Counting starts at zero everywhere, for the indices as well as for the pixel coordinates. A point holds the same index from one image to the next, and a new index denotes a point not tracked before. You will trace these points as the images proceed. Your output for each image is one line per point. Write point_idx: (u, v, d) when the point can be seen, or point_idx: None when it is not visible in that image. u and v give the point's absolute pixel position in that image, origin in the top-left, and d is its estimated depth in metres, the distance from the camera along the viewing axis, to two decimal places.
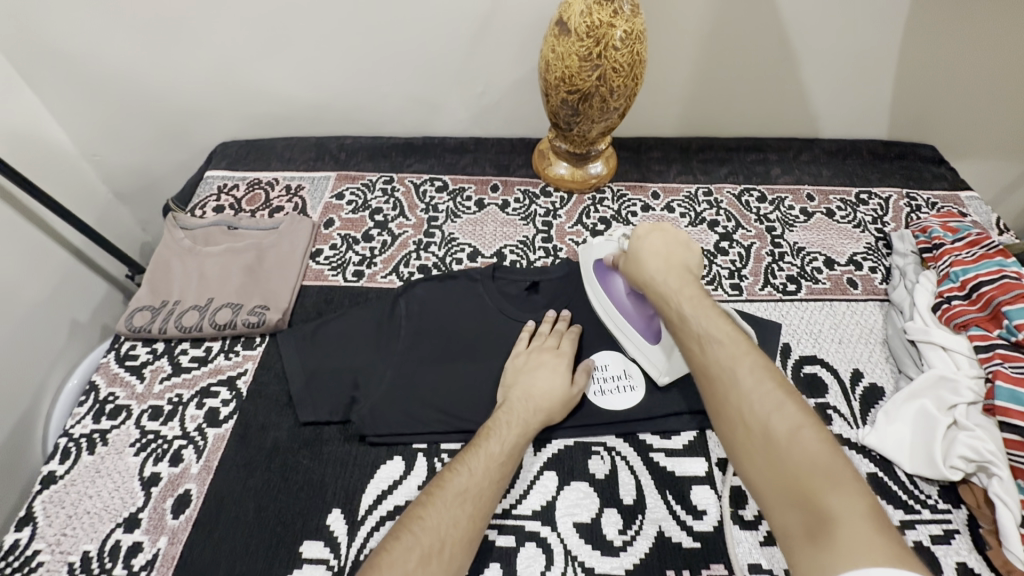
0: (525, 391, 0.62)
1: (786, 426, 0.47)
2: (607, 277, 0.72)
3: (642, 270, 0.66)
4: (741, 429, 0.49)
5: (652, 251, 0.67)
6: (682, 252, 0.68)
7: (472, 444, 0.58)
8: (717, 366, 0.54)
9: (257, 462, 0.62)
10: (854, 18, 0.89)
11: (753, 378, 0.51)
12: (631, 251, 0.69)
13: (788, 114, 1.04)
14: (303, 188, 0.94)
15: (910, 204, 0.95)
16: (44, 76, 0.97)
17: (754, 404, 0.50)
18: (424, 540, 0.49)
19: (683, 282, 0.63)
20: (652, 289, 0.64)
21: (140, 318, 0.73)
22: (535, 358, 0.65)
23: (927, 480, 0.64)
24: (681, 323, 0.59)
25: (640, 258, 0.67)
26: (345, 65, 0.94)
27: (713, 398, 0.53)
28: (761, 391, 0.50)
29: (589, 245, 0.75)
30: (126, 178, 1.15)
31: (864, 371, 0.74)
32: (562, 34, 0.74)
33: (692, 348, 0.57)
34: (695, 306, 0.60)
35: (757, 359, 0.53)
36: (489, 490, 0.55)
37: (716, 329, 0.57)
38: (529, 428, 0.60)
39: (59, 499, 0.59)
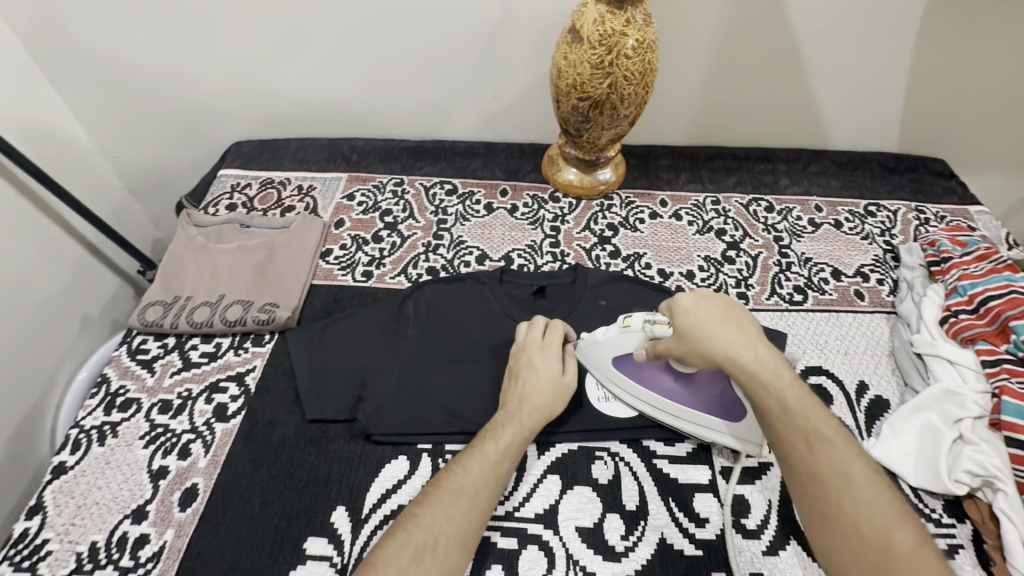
0: (520, 393, 0.62)
1: (911, 543, 0.45)
2: (645, 375, 0.64)
3: (717, 343, 0.56)
4: (857, 540, 0.46)
5: (714, 322, 0.57)
6: (742, 317, 0.58)
7: (471, 444, 0.58)
8: (828, 465, 0.49)
9: (264, 458, 0.62)
10: (866, 31, 0.90)
11: (868, 487, 0.48)
12: (681, 325, 0.58)
13: (798, 125, 1.04)
14: (314, 188, 0.95)
15: (919, 217, 0.95)
16: (65, 72, 0.99)
17: (874, 514, 0.47)
18: (417, 537, 0.50)
19: (772, 359, 0.56)
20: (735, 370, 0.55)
21: (152, 312, 0.74)
22: (529, 357, 0.64)
23: (932, 494, 0.64)
24: (784, 412, 0.53)
25: (711, 328, 0.56)
26: (359, 68, 0.95)
27: (822, 500, 0.49)
28: (878, 499, 0.47)
29: (597, 342, 0.65)
30: (141, 174, 1.17)
31: (870, 384, 0.73)
32: (574, 42, 0.75)
33: (797, 443, 0.51)
34: (797, 393, 0.53)
35: (867, 464, 0.50)
36: (486, 489, 0.55)
37: (822, 421, 0.52)
38: (525, 428, 0.60)
39: (69, 489, 0.60)
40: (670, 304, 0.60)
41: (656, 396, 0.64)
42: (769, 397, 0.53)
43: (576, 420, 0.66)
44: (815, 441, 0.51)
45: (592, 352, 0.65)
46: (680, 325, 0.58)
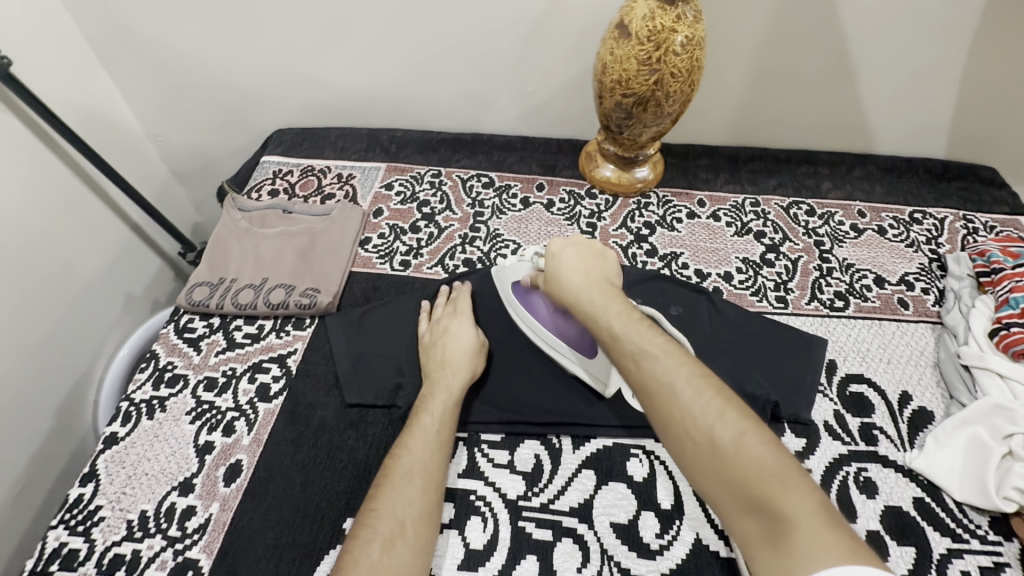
0: (439, 357, 0.66)
1: (731, 433, 0.44)
2: (529, 300, 0.71)
3: (563, 286, 0.62)
4: (689, 443, 0.46)
5: (569, 265, 0.63)
6: (597, 263, 0.64)
7: (407, 428, 0.60)
8: (655, 382, 0.50)
9: (304, 438, 0.64)
10: (919, 33, 0.87)
11: (694, 391, 0.48)
12: (549, 268, 0.65)
13: (842, 128, 1.02)
14: (354, 177, 0.96)
15: (968, 226, 0.92)
16: (119, 58, 1.02)
17: (696, 416, 0.46)
18: (381, 528, 0.50)
19: (607, 296, 0.59)
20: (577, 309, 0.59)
21: (199, 293, 0.76)
22: (446, 324, 0.69)
23: (978, 510, 0.62)
24: (613, 341, 0.55)
25: (560, 273, 0.63)
26: (401, 59, 0.96)
27: (659, 417, 0.49)
28: (703, 400, 0.47)
29: (504, 268, 0.75)
30: (185, 158, 1.20)
31: (913, 395, 0.72)
32: (621, 37, 0.75)
33: (630, 368, 0.52)
34: (624, 319, 0.55)
35: (694, 370, 0.49)
36: (433, 461, 0.57)
37: (647, 340, 0.53)
38: (453, 392, 0.63)
39: (119, 459, 0.62)
40: (545, 246, 0.66)
41: (532, 319, 0.70)
42: (603, 332, 0.56)
43: (609, 413, 0.66)
44: (642, 360, 0.52)
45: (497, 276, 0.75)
46: (548, 266, 0.65)
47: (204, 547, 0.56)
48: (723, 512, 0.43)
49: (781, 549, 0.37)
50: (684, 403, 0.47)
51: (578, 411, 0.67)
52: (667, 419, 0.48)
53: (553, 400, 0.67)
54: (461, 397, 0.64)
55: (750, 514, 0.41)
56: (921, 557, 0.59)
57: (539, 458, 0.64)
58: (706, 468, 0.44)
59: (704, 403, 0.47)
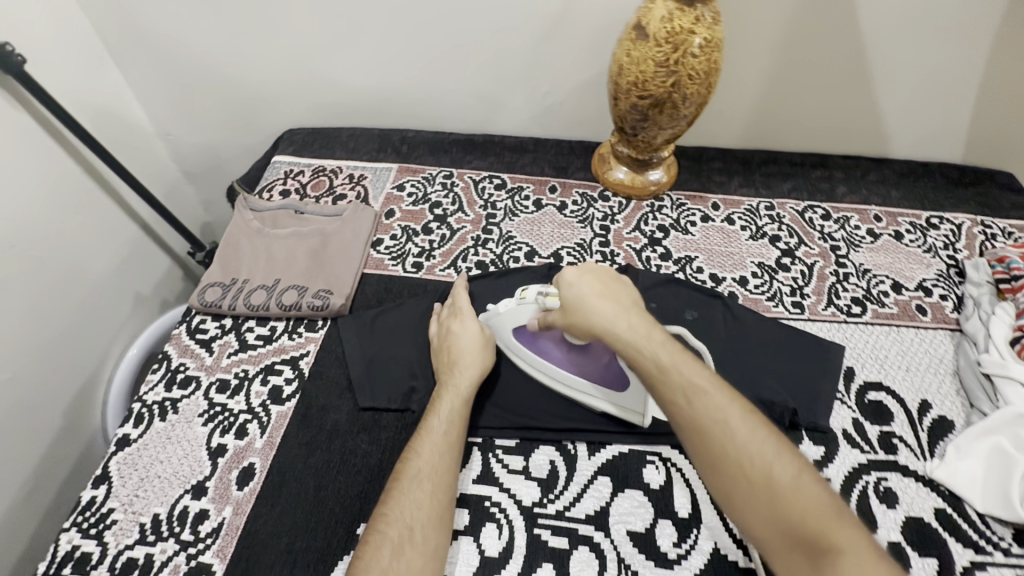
0: (447, 359, 0.65)
1: (790, 476, 0.45)
2: (538, 345, 0.67)
3: (594, 316, 0.57)
4: (739, 479, 0.46)
5: (593, 295, 0.58)
6: (620, 288, 0.59)
7: (416, 432, 0.59)
8: (708, 418, 0.48)
9: (318, 442, 0.63)
10: (938, 37, 0.86)
11: (747, 430, 0.48)
12: (569, 299, 0.59)
13: (857, 131, 1.01)
14: (365, 178, 0.96)
15: (985, 232, 0.91)
16: (131, 57, 1.02)
17: (753, 456, 0.46)
18: (391, 533, 0.50)
19: (645, 323, 0.56)
20: (613, 341, 0.55)
21: (211, 293, 0.75)
22: (449, 324, 0.68)
23: (1001, 522, 0.61)
24: (660, 373, 0.52)
25: (587, 302, 0.58)
26: (414, 60, 0.95)
27: (709, 453, 0.48)
28: (756, 439, 0.47)
29: (499, 314, 0.69)
30: (195, 158, 1.19)
31: (932, 403, 0.71)
32: (638, 39, 0.74)
33: (676, 400, 0.50)
34: (670, 350, 0.53)
35: (742, 407, 0.49)
36: (442, 465, 0.56)
37: (696, 374, 0.51)
38: (462, 394, 0.62)
39: (132, 461, 0.62)
40: (557, 276, 0.60)
41: (550, 365, 0.66)
42: (646, 361, 0.53)
43: (625, 420, 0.66)
44: (693, 395, 0.50)
45: (496, 324, 0.69)
46: (566, 298, 0.59)
47: (218, 551, 0.56)
48: (769, 548, 0.44)
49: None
50: (737, 441, 0.47)
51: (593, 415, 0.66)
52: (716, 453, 0.47)
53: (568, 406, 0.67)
54: (471, 399, 0.63)
55: (803, 552, 0.42)
56: (943, 570, 0.58)
57: (555, 464, 0.63)
58: (758, 506, 0.44)
59: (756, 440, 0.47)
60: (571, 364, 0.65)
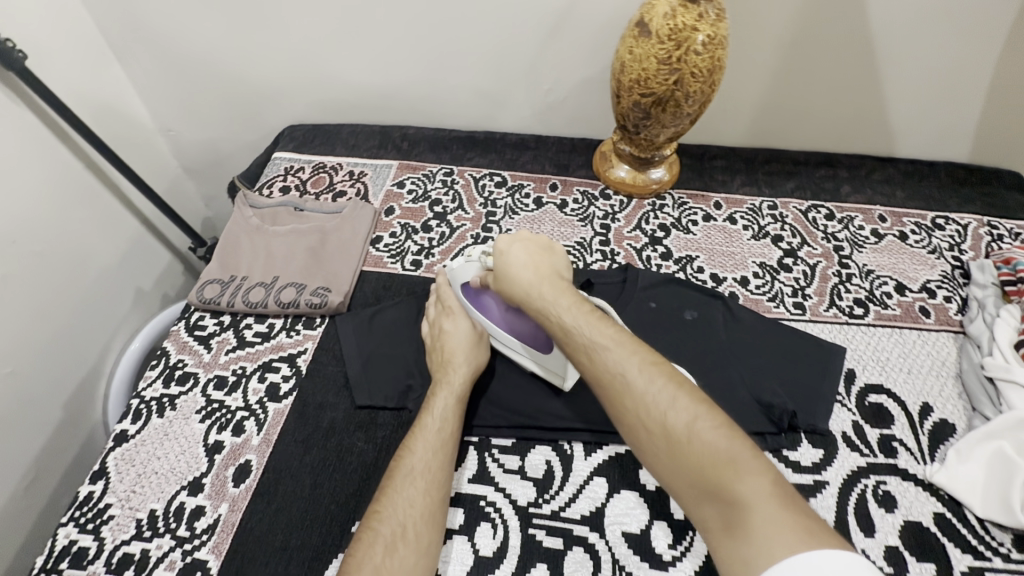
0: (440, 358, 0.65)
1: (684, 421, 0.47)
2: (479, 301, 0.71)
3: (514, 284, 0.63)
4: (646, 436, 0.48)
5: (514, 261, 0.64)
6: (545, 258, 0.66)
7: (410, 429, 0.59)
8: (609, 377, 0.52)
9: (314, 440, 0.63)
10: (947, 34, 0.85)
11: (647, 381, 0.50)
12: (498, 267, 0.66)
13: (863, 130, 1.00)
14: (365, 175, 0.95)
15: (992, 233, 0.89)
16: (134, 53, 1.02)
17: (651, 407, 0.49)
18: (383, 531, 0.50)
19: (559, 290, 0.61)
20: (528, 303, 0.61)
21: (210, 290, 0.75)
22: (441, 323, 0.68)
23: (1000, 527, 0.60)
24: (568, 337, 0.57)
25: (509, 270, 0.64)
26: (416, 56, 0.95)
27: (617, 410, 0.51)
28: (653, 389, 0.50)
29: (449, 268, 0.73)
30: (198, 154, 1.19)
31: (934, 406, 0.70)
32: (641, 36, 0.73)
33: (583, 362, 0.55)
34: (574, 311, 0.58)
35: (645, 360, 0.52)
36: (436, 462, 0.56)
37: (600, 334, 0.55)
38: (456, 390, 0.62)
39: (130, 457, 0.62)
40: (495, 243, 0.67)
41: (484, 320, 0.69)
42: (556, 326, 0.58)
43: None
44: (595, 355, 0.54)
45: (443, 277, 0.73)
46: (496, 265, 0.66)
47: (213, 548, 0.56)
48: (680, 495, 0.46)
49: (739, 536, 0.40)
50: (639, 398, 0.50)
51: (589, 415, 0.66)
52: (625, 414, 0.51)
53: (564, 404, 0.66)
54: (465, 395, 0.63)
55: (704, 497, 0.44)
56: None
57: (551, 464, 0.63)
58: (664, 459, 0.47)
59: (656, 395, 0.49)
60: (503, 321, 0.69)
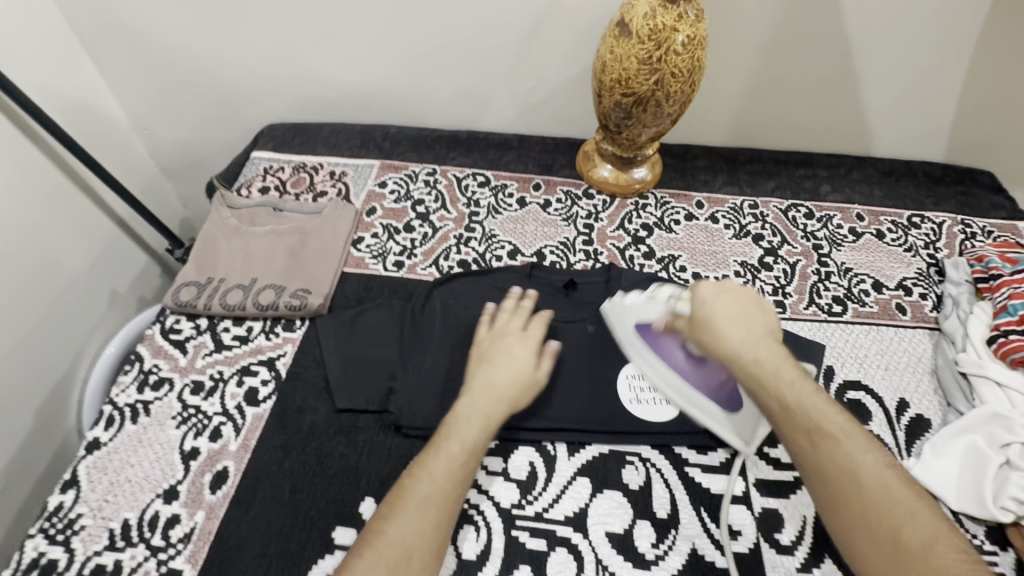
0: (486, 379, 0.62)
1: (922, 534, 0.44)
2: (659, 344, 0.65)
3: (721, 338, 0.56)
4: (871, 539, 0.45)
5: (724, 314, 0.57)
6: (758, 314, 0.59)
7: (432, 446, 0.57)
8: (834, 464, 0.48)
9: (293, 445, 0.62)
10: (922, 36, 0.86)
11: (880, 481, 0.47)
12: (697, 315, 0.59)
13: (842, 130, 1.01)
14: (347, 175, 0.94)
15: (965, 231, 0.91)
16: (106, 49, 0.99)
17: (883, 507, 0.46)
18: (388, 554, 0.48)
19: (777, 355, 0.55)
20: (739, 366, 0.55)
21: (186, 293, 0.74)
22: (501, 346, 0.65)
23: (974, 519, 0.62)
24: (786, 413, 0.51)
25: (715, 324, 0.57)
26: (397, 54, 0.94)
27: (834, 499, 0.48)
28: (887, 489, 0.46)
29: (625, 303, 0.67)
30: (174, 153, 1.17)
31: (910, 402, 0.71)
32: (622, 36, 0.73)
33: (803, 442, 0.50)
34: (797, 385, 0.52)
35: (876, 455, 0.49)
36: (452, 491, 0.53)
37: (829, 417, 0.51)
38: (491, 420, 0.59)
39: (102, 465, 0.61)
40: (695, 289, 0.60)
41: (662, 369, 0.65)
42: (769, 394, 0.53)
43: (607, 422, 0.65)
44: (820, 438, 0.50)
45: (619, 313, 0.68)
46: (697, 313, 0.59)
47: (189, 557, 0.55)
48: None
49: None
50: (869, 494, 0.46)
51: (573, 416, 0.65)
52: (844, 504, 0.47)
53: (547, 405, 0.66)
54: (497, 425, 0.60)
55: None
56: None
57: (534, 465, 0.63)
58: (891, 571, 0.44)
59: (887, 492, 0.46)
60: (682, 371, 0.64)
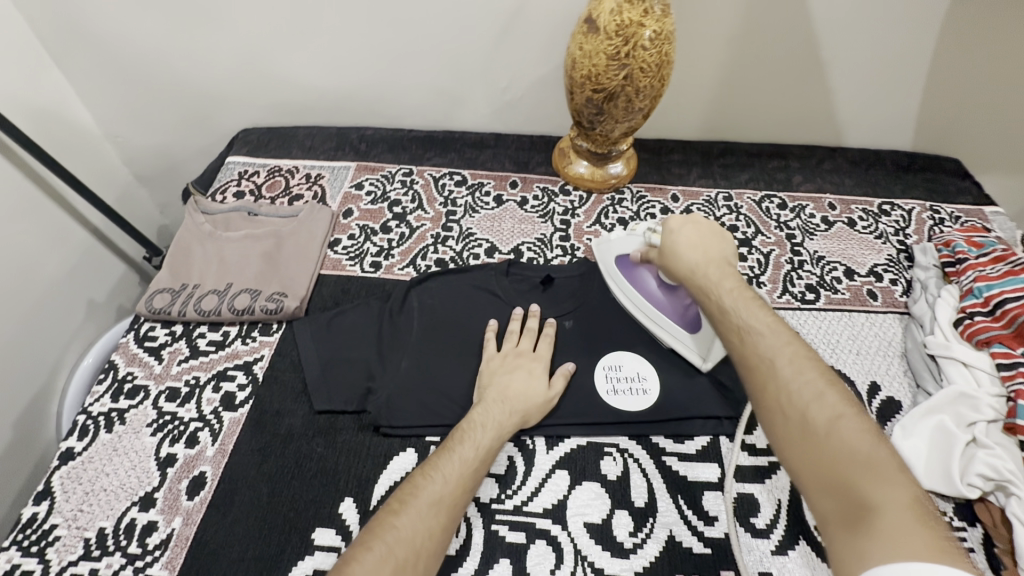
0: (499, 392, 0.63)
1: (829, 417, 0.46)
2: (636, 274, 0.72)
3: (680, 260, 0.64)
4: (782, 422, 0.48)
5: (683, 237, 0.66)
6: (717, 242, 0.65)
7: (446, 448, 0.58)
8: (756, 358, 0.52)
9: (271, 449, 0.62)
10: (885, 26, 0.88)
11: (797, 372, 0.49)
12: (664, 244, 0.67)
13: (813, 121, 1.03)
14: (323, 177, 0.94)
15: (934, 217, 0.93)
16: (74, 57, 0.98)
17: (794, 393, 0.48)
18: (399, 550, 0.48)
19: (723, 273, 0.61)
20: (690, 280, 0.63)
21: (160, 300, 0.73)
22: (514, 364, 0.66)
23: (942, 496, 0.63)
24: (722, 316, 0.57)
25: (675, 247, 0.65)
26: (370, 56, 0.94)
27: (755, 389, 0.51)
28: (802, 377, 0.49)
29: (609, 241, 0.76)
30: (149, 160, 1.16)
31: (882, 385, 0.73)
32: (590, 32, 0.74)
33: (733, 342, 0.55)
34: (735, 295, 0.58)
35: (798, 351, 0.51)
36: (460, 493, 0.54)
37: (758, 320, 0.54)
38: (504, 429, 0.61)
39: (76, 475, 0.60)
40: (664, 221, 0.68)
41: (632, 295, 0.71)
42: (712, 303, 0.59)
43: (585, 415, 0.65)
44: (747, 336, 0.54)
45: (604, 250, 0.76)
46: (665, 243, 0.67)
47: (167, 563, 0.54)
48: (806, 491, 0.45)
49: (857, 528, 0.39)
50: (781, 378, 0.49)
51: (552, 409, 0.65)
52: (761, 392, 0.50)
53: None
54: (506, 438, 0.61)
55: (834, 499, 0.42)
56: None
57: (513, 460, 0.63)
58: (796, 450, 0.46)
59: (802, 381, 0.49)
60: (650, 294, 0.70)
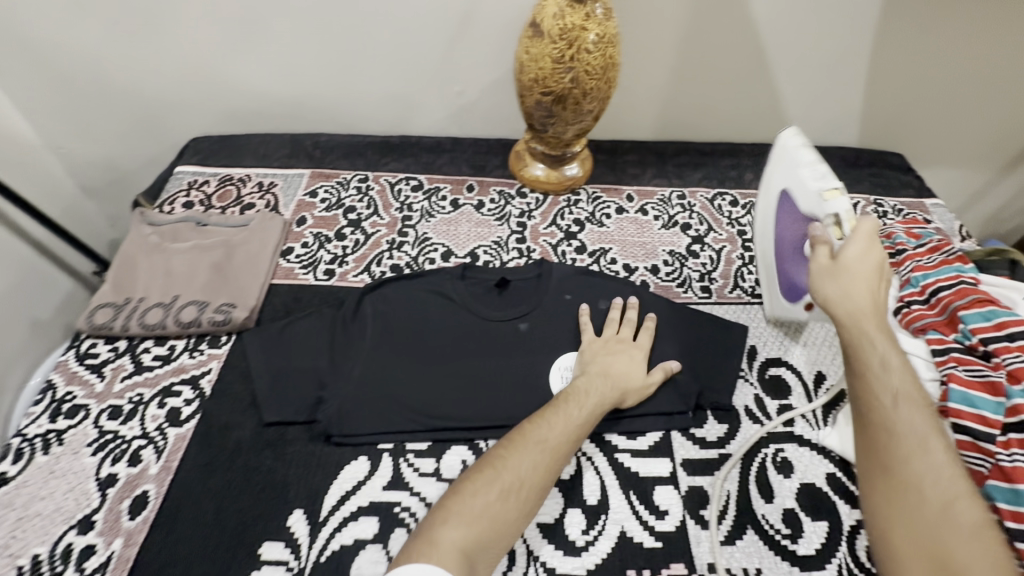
0: (601, 369, 0.65)
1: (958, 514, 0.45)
2: (788, 219, 0.71)
3: (847, 292, 0.56)
4: (903, 496, 0.48)
5: (868, 271, 0.57)
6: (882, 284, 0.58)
7: (553, 403, 0.61)
8: (901, 427, 0.50)
9: (218, 463, 0.61)
10: (824, 26, 0.91)
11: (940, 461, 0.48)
12: (842, 256, 0.58)
13: (762, 119, 1.06)
14: (276, 185, 0.93)
15: (878, 210, 0.97)
16: (10, 67, 0.95)
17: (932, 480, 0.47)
18: (506, 477, 0.54)
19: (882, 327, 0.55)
20: (854, 320, 0.55)
21: (102, 315, 0.71)
22: (618, 346, 0.68)
23: None
24: (879, 373, 0.52)
25: (851, 282, 0.57)
26: (320, 61, 0.93)
27: (882, 456, 0.50)
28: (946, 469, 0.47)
29: (787, 171, 0.71)
30: (96, 172, 1.12)
31: (826, 373, 0.73)
32: (535, 36, 0.75)
33: (881, 400, 0.52)
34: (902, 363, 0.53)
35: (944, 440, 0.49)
36: (565, 444, 0.58)
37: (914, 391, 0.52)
38: (605, 402, 0.62)
39: (10, 500, 0.58)
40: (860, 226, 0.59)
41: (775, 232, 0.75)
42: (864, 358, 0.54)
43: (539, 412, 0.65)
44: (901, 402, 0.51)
45: (784, 169, 0.71)
46: (846, 254, 0.58)
47: None
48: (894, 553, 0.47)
49: None
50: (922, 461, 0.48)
51: (505, 410, 0.66)
52: (893, 461, 0.50)
53: (474, 404, 0.66)
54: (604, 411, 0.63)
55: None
56: (834, 531, 0.60)
57: (466, 464, 0.63)
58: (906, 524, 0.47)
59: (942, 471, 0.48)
60: (792, 241, 0.71)
